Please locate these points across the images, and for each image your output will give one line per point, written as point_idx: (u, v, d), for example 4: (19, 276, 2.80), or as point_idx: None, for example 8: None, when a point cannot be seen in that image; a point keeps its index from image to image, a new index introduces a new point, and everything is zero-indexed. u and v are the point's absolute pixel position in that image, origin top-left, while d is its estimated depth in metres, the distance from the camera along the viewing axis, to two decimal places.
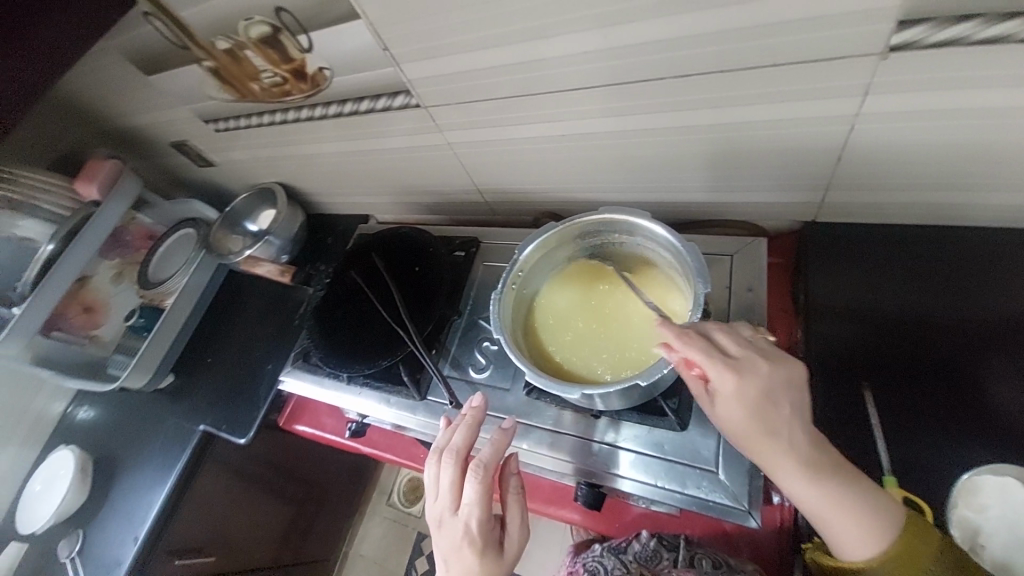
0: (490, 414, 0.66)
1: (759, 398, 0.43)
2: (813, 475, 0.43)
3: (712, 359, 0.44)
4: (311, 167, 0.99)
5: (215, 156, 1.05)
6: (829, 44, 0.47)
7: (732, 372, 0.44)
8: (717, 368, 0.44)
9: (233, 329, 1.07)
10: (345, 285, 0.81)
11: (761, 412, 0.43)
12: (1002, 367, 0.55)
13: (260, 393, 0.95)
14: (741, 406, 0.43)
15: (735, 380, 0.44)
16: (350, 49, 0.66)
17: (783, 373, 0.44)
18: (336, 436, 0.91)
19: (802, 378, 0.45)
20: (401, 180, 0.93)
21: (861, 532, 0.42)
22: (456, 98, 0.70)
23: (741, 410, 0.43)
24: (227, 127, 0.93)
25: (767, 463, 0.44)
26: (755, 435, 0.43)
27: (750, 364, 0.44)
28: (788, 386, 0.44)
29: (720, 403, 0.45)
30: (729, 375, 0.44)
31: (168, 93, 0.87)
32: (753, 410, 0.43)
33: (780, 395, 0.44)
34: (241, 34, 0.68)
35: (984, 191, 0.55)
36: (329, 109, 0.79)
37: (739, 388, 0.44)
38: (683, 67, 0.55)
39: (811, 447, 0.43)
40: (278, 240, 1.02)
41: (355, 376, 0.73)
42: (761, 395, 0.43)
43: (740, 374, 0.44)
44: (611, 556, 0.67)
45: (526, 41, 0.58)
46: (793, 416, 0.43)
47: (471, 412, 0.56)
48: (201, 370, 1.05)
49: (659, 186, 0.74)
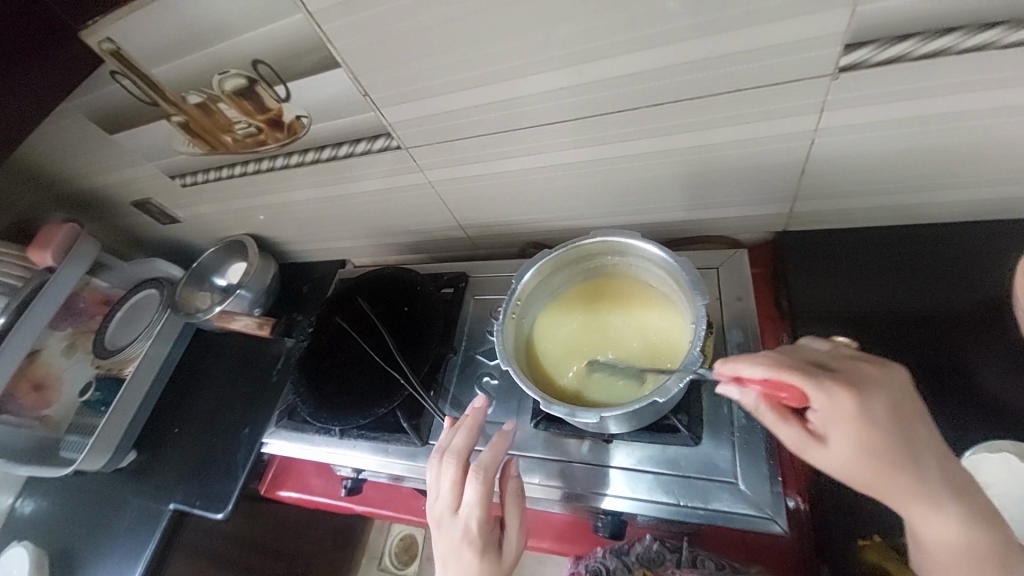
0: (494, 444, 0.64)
1: (888, 415, 0.42)
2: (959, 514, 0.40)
3: (817, 383, 0.43)
4: (286, 216, 0.97)
5: (180, 212, 1.02)
6: (787, 68, 0.51)
7: (843, 393, 0.42)
8: (822, 392, 0.43)
9: (203, 393, 1.00)
10: (331, 334, 0.77)
11: (889, 434, 0.41)
12: (981, 351, 0.58)
13: (238, 458, 0.87)
14: (860, 434, 0.42)
15: (844, 402, 0.42)
16: (329, 96, 0.67)
17: (894, 389, 0.43)
18: (324, 497, 0.84)
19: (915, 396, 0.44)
20: (381, 221, 0.93)
21: None
22: (437, 138, 0.71)
23: (860, 436, 0.41)
24: (195, 181, 0.90)
25: (898, 496, 0.41)
26: (883, 465, 0.41)
27: (857, 381, 0.43)
28: (905, 409, 0.43)
29: (834, 433, 0.43)
30: (835, 398, 0.43)
31: (132, 151, 0.85)
32: (878, 433, 0.41)
33: (900, 419, 0.42)
34: (214, 88, 0.68)
35: (934, 190, 0.60)
36: (306, 156, 0.79)
37: (853, 411, 0.42)
38: (657, 96, 0.58)
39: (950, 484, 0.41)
40: (249, 293, 0.98)
41: (348, 430, 0.69)
42: (881, 416, 0.42)
43: (852, 395, 0.42)
44: (614, 557, 0.64)
45: (506, 80, 0.61)
46: (923, 445, 0.41)
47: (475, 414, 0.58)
48: (169, 441, 0.96)
49: (637, 210, 0.77)
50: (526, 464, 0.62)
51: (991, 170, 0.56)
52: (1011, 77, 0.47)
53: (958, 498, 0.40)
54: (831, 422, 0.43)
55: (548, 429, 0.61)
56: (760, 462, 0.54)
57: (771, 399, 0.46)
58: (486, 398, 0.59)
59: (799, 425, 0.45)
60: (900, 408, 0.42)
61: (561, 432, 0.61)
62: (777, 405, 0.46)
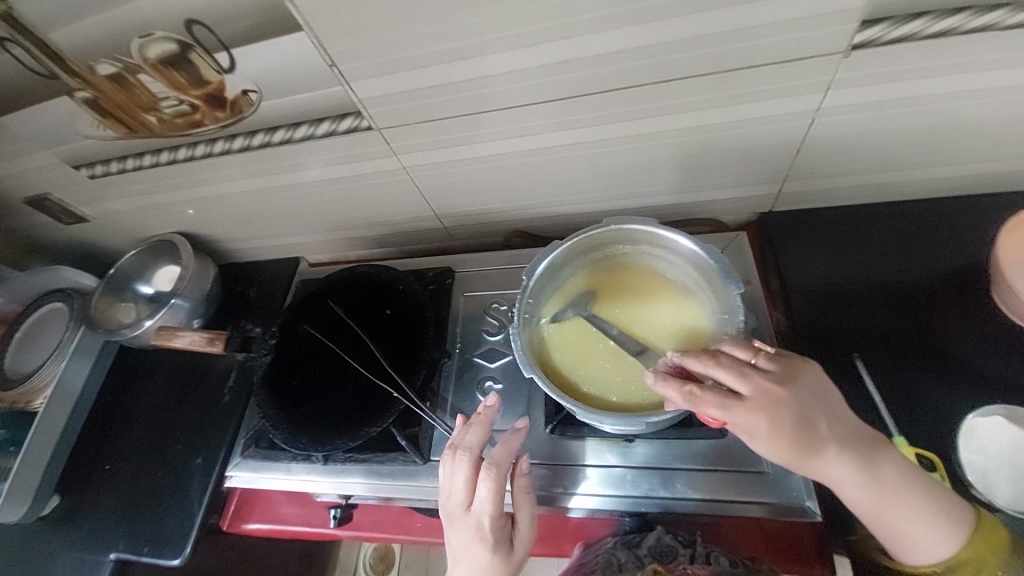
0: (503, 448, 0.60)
1: (796, 423, 0.43)
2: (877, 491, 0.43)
3: (731, 407, 0.43)
4: (227, 210, 0.84)
5: (89, 209, 0.85)
6: (800, 45, 0.50)
7: (749, 410, 0.43)
8: (735, 413, 0.43)
9: (137, 421, 0.85)
10: (302, 346, 0.68)
11: (795, 437, 0.43)
12: (960, 317, 0.61)
13: (191, 494, 0.75)
14: (778, 445, 0.43)
15: (754, 416, 0.43)
16: (287, 67, 0.56)
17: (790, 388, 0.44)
18: (301, 527, 0.75)
19: (817, 388, 0.45)
20: (344, 213, 0.83)
21: (942, 535, 0.43)
22: (416, 118, 0.63)
23: (774, 444, 0.43)
24: (107, 171, 0.75)
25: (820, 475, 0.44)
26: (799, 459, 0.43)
27: (760, 393, 0.44)
28: (811, 406, 0.44)
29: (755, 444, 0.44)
30: (751, 419, 0.43)
31: (21, 134, 0.68)
32: (785, 438, 0.43)
33: (809, 420, 0.44)
34: (134, 55, 0.56)
35: (914, 168, 0.63)
36: (254, 139, 0.67)
37: (762, 425, 0.43)
38: (668, 72, 0.54)
39: (862, 467, 0.43)
40: (187, 302, 0.84)
41: (335, 454, 0.61)
42: (786, 419, 0.43)
43: (757, 412, 0.43)
44: (625, 549, 0.56)
45: (502, 51, 0.53)
46: (831, 437, 0.44)
47: (488, 411, 0.55)
48: (99, 482, 0.81)
49: (629, 194, 0.74)
50: (546, 472, 0.59)
51: (967, 148, 0.59)
52: (1007, 58, 0.48)
53: (876, 466, 0.43)
54: (754, 436, 0.43)
55: (565, 434, 0.58)
56: None
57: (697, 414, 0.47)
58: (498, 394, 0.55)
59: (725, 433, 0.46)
60: (799, 403, 0.44)
61: (578, 436, 0.58)
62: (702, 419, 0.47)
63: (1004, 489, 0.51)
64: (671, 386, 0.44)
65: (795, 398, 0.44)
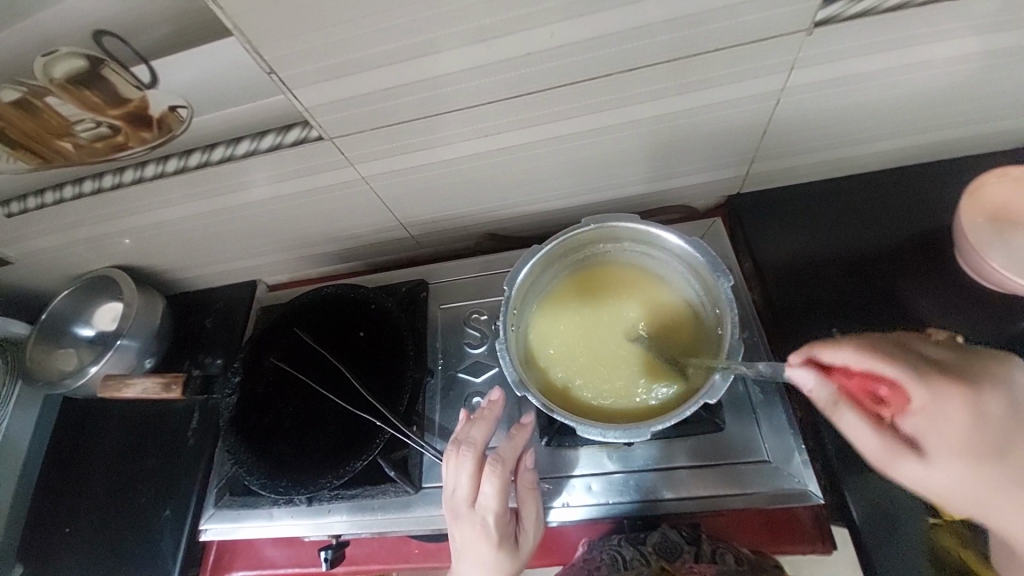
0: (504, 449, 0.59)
1: (982, 420, 0.40)
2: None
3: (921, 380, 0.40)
4: (169, 238, 0.76)
5: (7, 251, 0.76)
6: (765, 24, 0.48)
7: (955, 395, 0.40)
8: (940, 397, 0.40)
9: (92, 477, 0.77)
10: (269, 381, 0.63)
11: (983, 432, 0.40)
12: (929, 283, 0.63)
13: (163, 550, 0.69)
14: (964, 437, 0.39)
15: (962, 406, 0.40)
16: (220, 77, 0.51)
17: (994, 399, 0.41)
18: (289, 569, 0.70)
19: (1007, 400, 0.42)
20: (302, 230, 0.77)
21: None
22: (371, 124, 0.58)
23: (956, 440, 0.40)
24: (26, 208, 0.67)
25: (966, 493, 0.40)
26: (964, 469, 0.40)
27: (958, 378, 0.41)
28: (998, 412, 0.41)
29: (930, 437, 0.40)
30: (939, 400, 0.39)
31: None
32: (968, 440, 0.39)
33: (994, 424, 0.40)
34: (37, 75, 0.49)
35: (874, 140, 0.64)
36: (191, 159, 0.61)
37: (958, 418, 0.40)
38: (634, 60, 0.52)
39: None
40: (135, 342, 0.77)
41: (320, 494, 0.57)
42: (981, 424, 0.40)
43: (966, 398, 0.40)
44: (629, 545, 0.55)
45: (459, 47, 0.50)
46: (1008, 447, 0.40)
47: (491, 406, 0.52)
48: (53, 550, 0.73)
49: (600, 187, 0.72)
50: (549, 487, 0.57)
51: (924, 117, 0.60)
52: (961, 29, 0.49)
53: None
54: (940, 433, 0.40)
55: (563, 445, 0.57)
56: (785, 434, 0.55)
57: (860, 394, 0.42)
58: (502, 389, 0.53)
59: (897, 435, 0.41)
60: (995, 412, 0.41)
61: (576, 444, 0.57)
62: (866, 400, 0.42)
63: None
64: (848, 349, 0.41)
65: (991, 404, 0.41)
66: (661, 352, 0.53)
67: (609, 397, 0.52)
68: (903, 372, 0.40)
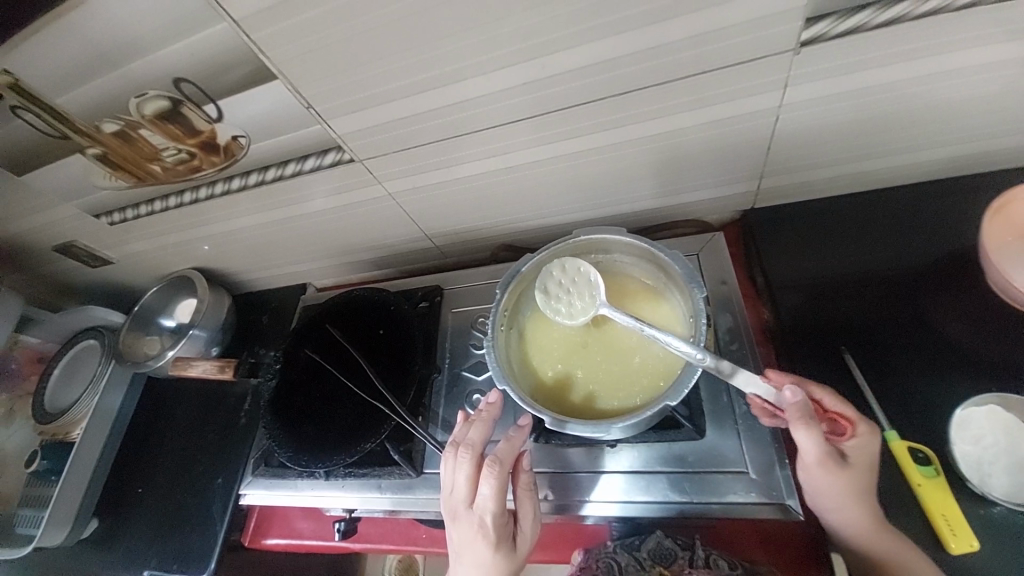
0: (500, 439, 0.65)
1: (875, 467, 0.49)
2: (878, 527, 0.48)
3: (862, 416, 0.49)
4: (233, 244, 0.89)
5: (112, 252, 0.92)
6: (752, 46, 0.49)
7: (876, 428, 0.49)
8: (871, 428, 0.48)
9: (164, 445, 0.91)
10: (302, 371, 0.72)
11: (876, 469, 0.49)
12: (950, 304, 0.60)
13: (213, 513, 0.80)
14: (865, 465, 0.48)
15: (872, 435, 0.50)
16: (267, 111, 0.60)
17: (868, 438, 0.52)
18: (315, 540, 0.78)
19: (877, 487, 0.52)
20: (341, 240, 0.87)
21: None
22: (392, 147, 0.66)
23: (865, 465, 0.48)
24: (125, 217, 0.82)
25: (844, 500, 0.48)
26: (857, 483, 0.47)
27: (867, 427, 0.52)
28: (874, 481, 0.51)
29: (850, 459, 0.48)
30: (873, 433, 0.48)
31: (45, 191, 0.75)
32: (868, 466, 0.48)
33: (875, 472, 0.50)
34: (133, 113, 0.61)
35: (891, 154, 0.62)
36: (249, 179, 0.72)
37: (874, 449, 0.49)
38: (622, 84, 0.55)
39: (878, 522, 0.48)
40: (204, 332, 0.90)
41: (336, 470, 0.65)
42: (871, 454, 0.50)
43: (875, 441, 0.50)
44: (624, 553, 0.59)
45: (461, 80, 0.56)
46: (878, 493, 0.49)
47: (491, 407, 0.57)
48: (131, 505, 0.87)
49: (609, 202, 0.75)
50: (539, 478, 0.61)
51: (940, 130, 0.58)
52: (963, 41, 0.47)
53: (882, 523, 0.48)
54: (857, 454, 0.48)
55: (550, 442, 0.60)
56: (766, 446, 0.55)
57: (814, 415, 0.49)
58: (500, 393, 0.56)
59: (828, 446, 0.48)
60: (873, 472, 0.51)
61: (564, 442, 0.60)
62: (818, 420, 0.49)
63: (1000, 478, 0.50)
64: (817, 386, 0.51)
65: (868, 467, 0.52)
66: (645, 357, 0.55)
67: (592, 396, 0.54)
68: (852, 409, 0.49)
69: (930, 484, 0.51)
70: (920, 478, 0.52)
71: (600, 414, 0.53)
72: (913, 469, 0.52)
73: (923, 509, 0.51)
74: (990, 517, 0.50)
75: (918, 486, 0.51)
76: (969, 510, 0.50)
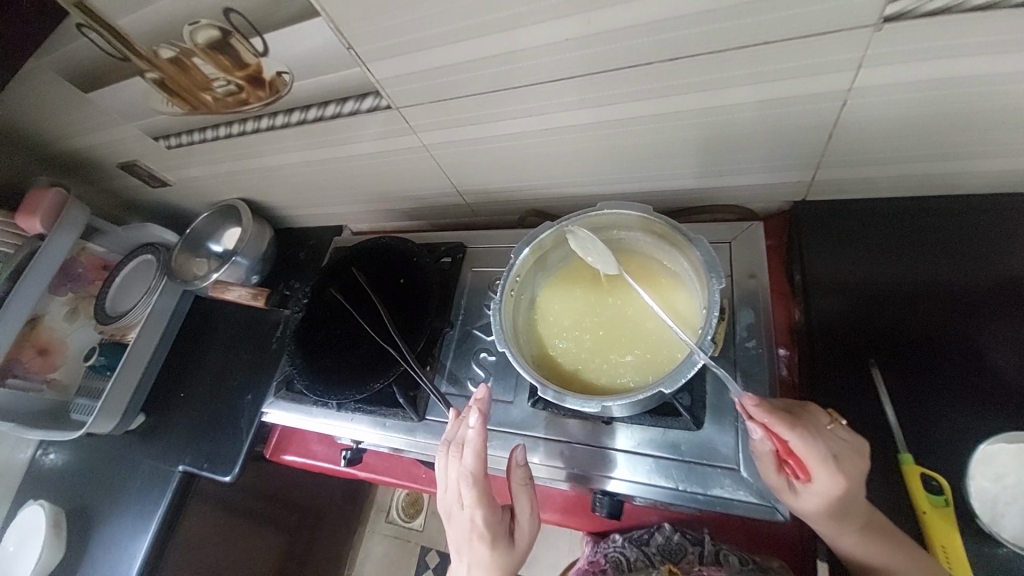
0: (496, 399, 0.66)
1: (860, 507, 0.45)
2: (867, 535, 0.46)
3: (825, 467, 0.42)
4: (276, 179, 0.93)
5: (169, 175, 0.98)
6: (826, 16, 0.43)
7: (850, 480, 0.43)
8: (832, 481, 0.43)
9: (205, 359, 1.00)
10: (326, 309, 0.76)
11: (856, 514, 0.45)
12: (1003, 333, 0.55)
13: (242, 424, 0.88)
14: (824, 505, 0.45)
15: (852, 480, 0.43)
16: (310, 50, 0.61)
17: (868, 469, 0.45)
18: (328, 464, 0.85)
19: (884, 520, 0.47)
20: (376, 187, 0.89)
21: None
22: (429, 97, 0.65)
23: (826, 508, 0.45)
24: (180, 142, 0.86)
25: (811, 519, 0.48)
26: (813, 514, 0.46)
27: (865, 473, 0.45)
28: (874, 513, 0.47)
29: (809, 495, 0.45)
30: (838, 484, 0.43)
31: (110, 109, 0.80)
32: (835, 511, 0.45)
33: (856, 513, 0.45)
34: (187, 41, 0.63)
35: (975, 158, 0.55)
36: (292, 117, 0.74)
37: (847, 493, 0.43)
38: (673, 50, 0.50)
39: (864, 537, 0.46)
40: (245, 260, 0.96)
41: (346, 404, 0.70)
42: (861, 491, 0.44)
43: (857, 491, 0.43)
44: (634, 547, 0.68)
45: (501, 32, 0.53)
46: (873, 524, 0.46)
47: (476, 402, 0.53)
48: (175, 406, 0.97)
49: (647, 176, 0.71)
50: (529, 441, 0.62)
51: None
52: None
53: (877, 532, 0.46)
54: (818, 496, 0.44)
55: (547, 409, 0.62)
56: None
57: (785, 450, 0.45)
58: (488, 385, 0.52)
59: (786, 477, 0.47)
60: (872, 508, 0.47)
61: (560, 412, 0.61)
62: (785, 455, 0.46)
63: (1013, 520, 0.47)
64: (784, 426, 0.42)
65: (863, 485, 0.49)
66: (650, 341, 0.54)
67: (590, 370, 0.54)
68: (818, 459, 0.42)
69: (937, 514, 0.48)
70: (927, 506, 0.49)
71: (594, 389, 0.53)
72: (922, 496, 0.49)
73: (924, 536, 0.49)
74: (996, 558, 0.47)
75: (922, 513, 0.49)
76: (973, 547, 0.48)
